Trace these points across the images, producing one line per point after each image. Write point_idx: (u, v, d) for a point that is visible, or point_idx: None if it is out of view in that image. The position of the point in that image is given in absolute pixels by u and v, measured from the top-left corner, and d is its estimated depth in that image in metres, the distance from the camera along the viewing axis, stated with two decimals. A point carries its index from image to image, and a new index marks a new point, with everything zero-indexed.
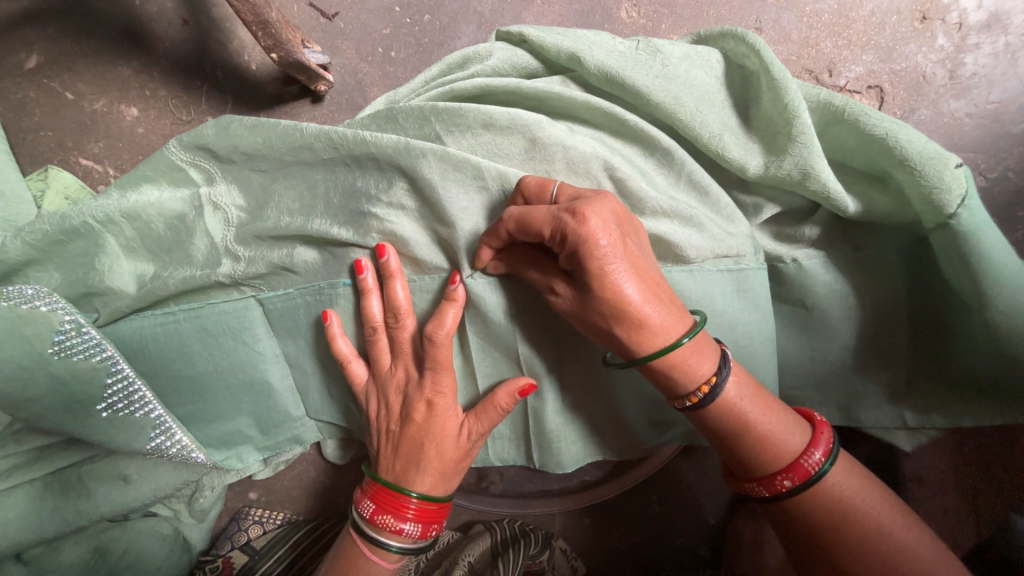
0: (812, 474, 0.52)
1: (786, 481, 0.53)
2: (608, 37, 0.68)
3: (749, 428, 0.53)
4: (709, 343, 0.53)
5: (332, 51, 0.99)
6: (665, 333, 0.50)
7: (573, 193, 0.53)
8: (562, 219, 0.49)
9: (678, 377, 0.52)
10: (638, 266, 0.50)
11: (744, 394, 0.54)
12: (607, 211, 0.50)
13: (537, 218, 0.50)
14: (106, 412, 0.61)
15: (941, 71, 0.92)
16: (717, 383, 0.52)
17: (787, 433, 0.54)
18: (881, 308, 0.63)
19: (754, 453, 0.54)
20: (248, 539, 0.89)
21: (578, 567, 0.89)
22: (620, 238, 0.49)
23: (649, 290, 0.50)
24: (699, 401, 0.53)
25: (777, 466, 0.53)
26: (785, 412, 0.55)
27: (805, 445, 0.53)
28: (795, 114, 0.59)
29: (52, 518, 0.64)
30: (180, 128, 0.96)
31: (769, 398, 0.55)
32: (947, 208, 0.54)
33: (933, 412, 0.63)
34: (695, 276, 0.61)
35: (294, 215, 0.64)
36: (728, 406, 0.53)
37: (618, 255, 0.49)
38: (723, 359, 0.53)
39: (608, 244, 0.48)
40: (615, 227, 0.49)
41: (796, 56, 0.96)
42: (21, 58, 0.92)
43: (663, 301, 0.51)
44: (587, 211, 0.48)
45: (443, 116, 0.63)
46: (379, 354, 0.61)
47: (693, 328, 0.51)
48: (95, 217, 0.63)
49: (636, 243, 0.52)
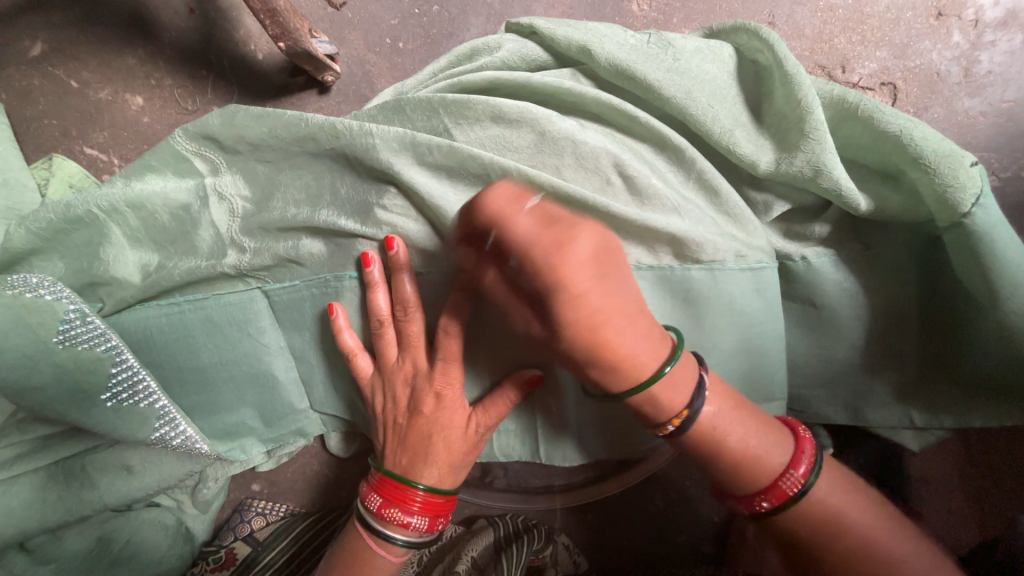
0: (791, 494, 0.52)
1: (763, 502, 0.53)
2: (619, 30, 0.67)
3: (724, 453, 0.53)
4: (685, 371, 0.52)
5: (339, 41, 0.98)
6: (639, 369, 0.50)
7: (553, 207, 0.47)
8: (536, 248, 0.44)
9: (649, 411, 0.53)
10: (614, 302, 0.48)
11: (720, 420, 0.54)
12: (588, 241, 0.46)
13: (510, 237, 0.45)
14: (110, 402, 0.60)
15: (955, 69, 0.91)
16: (690, 414, 0.52)
17: (766, 455, 0.53)
18: (891, 307, 0.63)
19: (731, 475, 0.54)
20: (251, 530, 0.90)
21: (580, 562, 0.89)
22: (598, 274, 0.46)
23: (623, 328, 0.48)
24: (672, 432, 0.53)
25: (755, 487, 0.53)
26: (769, 433, 0.54)
27: (786, 464, 0.53)
28: (808, 109, 0.58)
29: (55, 508, 0.63)
30: (185, 118, 0.95)
31: (749, 419, 0.54)
32: (961, 206, 0.53)
33: (941, 413, 0.63)
34: (714, 275, 0.60)
35: (301, 206, 0.63)
36: (702, 433, 0.54)
37: (592, 293, 0.46)
38: (696, 390, 0.52)
39: (586, 282, 0.45)
40: (595, 260, 0.46)
41: (809, 51, 0.95)
42: (25, 46, 0.92)
43: (640, 334, 0.49)
44: (568, 243, 0.44)
45: (453, 108, 0.62)
46: (386, 347, 0.60)
47: (673, 355, 0.51)
48: (101, 206, 0.63)
49: (616, 273, 0.49)
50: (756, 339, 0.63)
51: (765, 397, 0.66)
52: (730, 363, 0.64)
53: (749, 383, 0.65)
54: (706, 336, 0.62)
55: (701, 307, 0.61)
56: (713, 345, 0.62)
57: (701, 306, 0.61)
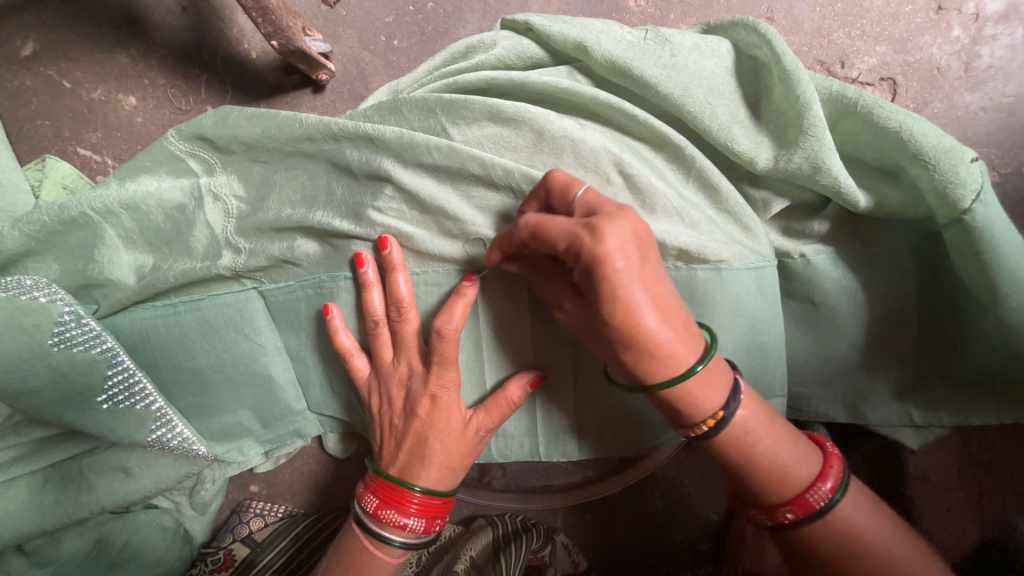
0: (816, 507, 0.52)
1: (789, 513, 0.52)
2: (616, 26, 0.66)
3: (754, 459, 0.53)
4: (722, 373, 0.52)
5: (333, 39, 0.97)
6: (676, 358, 0.49)
7: (595, 200, 0.50)
8: (579, 235, 0.47)
9: (685, 409, 0.52)
10: (654, 291, 0.48)
11: (754, 425, 0.53)
12: (627, 229, 0.47)
13: (555, 230, 0.49)
14: (106, 404, 0.60)
15: (955, 63, 0.90)
16: (725, 416, 0.52)
17: (795, 465, 0.53)
18: (891, 305, 0.63)
19: (760, 483, 0.53)
20: (250, 532, 0.89)
21: (579, 561, 0.87)
22: (637, 261, 0.47)
23: (662, 318, 0.48)
24: (704, 433, 0.53)
25: (782, 497, 0.53)
26: (798, 443, 0.54)
27: (812, 477, 0.53)
28: (807, 105, 0.57)
29: (53, 510, 0.63)
30: (179, 117, 0.94)
31: (781, 428, 0.54)
32: (961, 203, 0.53)
33: (941, 411, 0.62)
34: (720, 274, 0.60)
35: (296, 206, 0.63)
36: (735, 436, 0.53)
37: (630, 279, 0.47)
38: (734, 392, 0.52)
39: (624, 266, 0.46)
40: (634, 248, 0.47)
41: (808, 46, 0.94)
42: (17, 46, 0.91)
43: (677, 326, 0.49)
44: (604, 229, 0.46)
45: (448, 107, 0.61)
46: (382, 347, 0.60)
47: (708, 352, 0.50)
48: (94, 208, 0.62)
49: (655, 265, 0.49)
50: (755, 338, 0.62)
51: (764, 396, 0.65)
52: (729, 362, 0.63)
53: (748, 382, 0.64)
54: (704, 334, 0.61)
55: (699, 305, 0.61)
56: None
57: (699, 305, 0.61)
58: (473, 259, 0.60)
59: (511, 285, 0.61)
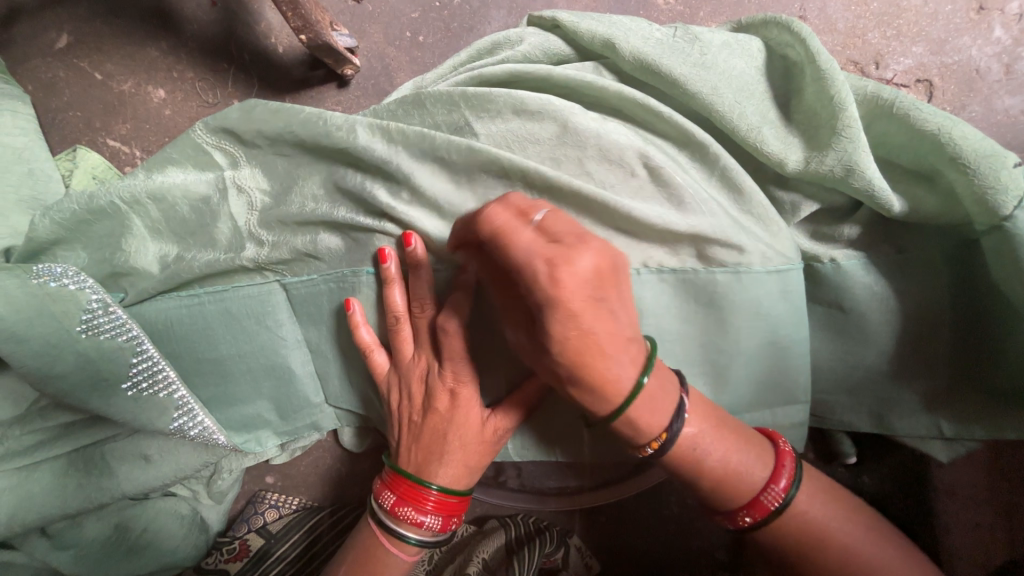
0: (772, 509, 0.51)
1: (747, 517, 0.52)
2: (644, 23, 0.65)
3: (705, 471, 0.53)
4: (667, 391, 0.51)
5: (359, 34, 0.98)
6: (619, 387, 0.48)
7: (555, 231, 0.46)
8: (535, 273, 0.43)
9: (632, 431, 0.51)
10: (608, 331, 0.46)
11: (703, 438, 0.53)
12: (585, 265, 0.44)
13: (511, 258, 0.45)
14: (131, 390, 0.61)
15: (996, 65, 0.88)
16: (669, 437, 0.51)
17: (747, 470, 0.52)
18: (923, 313, 0.61)
19: (716, 491, 0.53)
20: (265, 522, 0.89)
21: (593, 565, 0.88)
22: (593, 301, 0.45)
23: (611, 358, 0.47)
24: (651, 454, 0.53)
25: (738, 502, 0.53)
26: (750, 447, 0.53)
27: (766, 479, 0.52)
28: (841, 106, 0.56)
29: (77, 494, 0.64)
30: (205, 111, 0.95)
31: (730, 435, 0.53)
32: (1002, 210, 0.52)
33: (972, 423, 0.60)
34: (739, 278, 0.59)
35: (319, 201, 0.63)
36: (686, 452, 0.53)
37: (584, 322, 0.45)
38: (678, 410, 0.52)
39: (579, 309, 0.44)
40: (592, 287, 0.44)
41: (841, 46, 0.92)
42: (52, 38, 0.93)
43: (624, 359, 0.48)
44: (561, 270, 0.43)
45: (473, 101, 0.61)
46: (401, 343, 0.60)
47: (648, 363, 0.50)
48: (123, 198, 0.63)
49: (613, 299, 0.47)
50: (779, 341, 0.61)
51: (787, 401, 0.64)
52: (750, 366, 0.62)
53: (769, 387, 0.63)
54: (724, 339, 0.61)
55: (721, 309, 0.60)
56: (732, 348, 0.61)
57: (722, 309, 0.60)
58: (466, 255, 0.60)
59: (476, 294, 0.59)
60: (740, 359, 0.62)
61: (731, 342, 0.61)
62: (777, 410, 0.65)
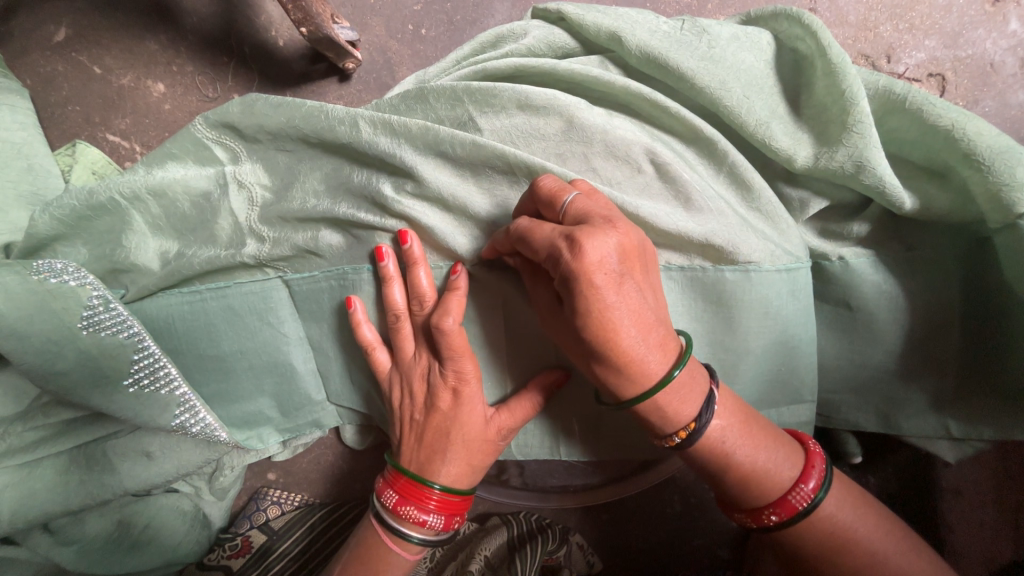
0: (800, 508, 0.51)
1: (772, 516, 0.52)
2: (651, 16, 0.64)
3: (728, 468, 0.52)
4: (696, 383, 0.51)
5: (361, 27, 0.97)
6: (650, 370, 0.48)
7: (581, 211, 0.49)
8: (558, 247, 0.46)
9: (657, 420, 0.51)
10: (633, 311, 0.47)
11: (730, 434, 0.52)
12: (608, 242, 0.46)
13: (536, 240, 0.48)
14: (132, 387, 0.60)
15: (1011, 59, 0.86)
16: (697, 428, 0.51)
17: (776, 468, 0.52)
18: (933, 312, 0.60)
19: (738, 488, 0.52)
20: (267, 519, 0.89)
21: (595, 563, 0.88)
22: (616, 277, 0.46)
23: (638, 335, 0.47)
24: (678, 444, 0.52)
25: (764, 500, 0.52)
26: (778, 446, 0.53)
27: (794, 480, 0.52)
28: (852, 101, 0.55)
29: (78, 491, 0.64)
30: (206, 105, 0.95)
31: (760, 435, 0.53)
32: (1016, 208, 0.51)
33: (981, 423, 0.60)
34: (750, 277, 0.57)
35: (320, 197, 0.63)
36: (712, 446, 0.52)
37: (607, 294, 0.46)
38: (707, 404, 0.51)
39: (602, 283, 0.45)
40: (617, 263, 0.46)
41: (852, 40, 0.90)
42: (51, 31, 0.93)
43: (653, 344, 0.48)
44: (583, 242, 0.45)
45: (476, 95, 0.60)
46: (402, 341, 0.59)
47: (682, 356, 0.49)
48: (122, 193, 0.63)
49: (639, 280, 0.48)
50: (786, 340, 0.60)
51: (792, 400, 0.63)
52: (756, 364, 0.61)
53: (774, 386, 0.63)
54: (731, 338, 0.60)
55: (728, 308, 0.59)
56: (739, 348, 0.60)
57: (728, 307, 0.59)
58: (467, 251, 0.60)
59: (505, 284, 0.60)
60: (747, 359, 0.61)
61: (738, 342, 0.60)
62: (782, 409, 0.64)
